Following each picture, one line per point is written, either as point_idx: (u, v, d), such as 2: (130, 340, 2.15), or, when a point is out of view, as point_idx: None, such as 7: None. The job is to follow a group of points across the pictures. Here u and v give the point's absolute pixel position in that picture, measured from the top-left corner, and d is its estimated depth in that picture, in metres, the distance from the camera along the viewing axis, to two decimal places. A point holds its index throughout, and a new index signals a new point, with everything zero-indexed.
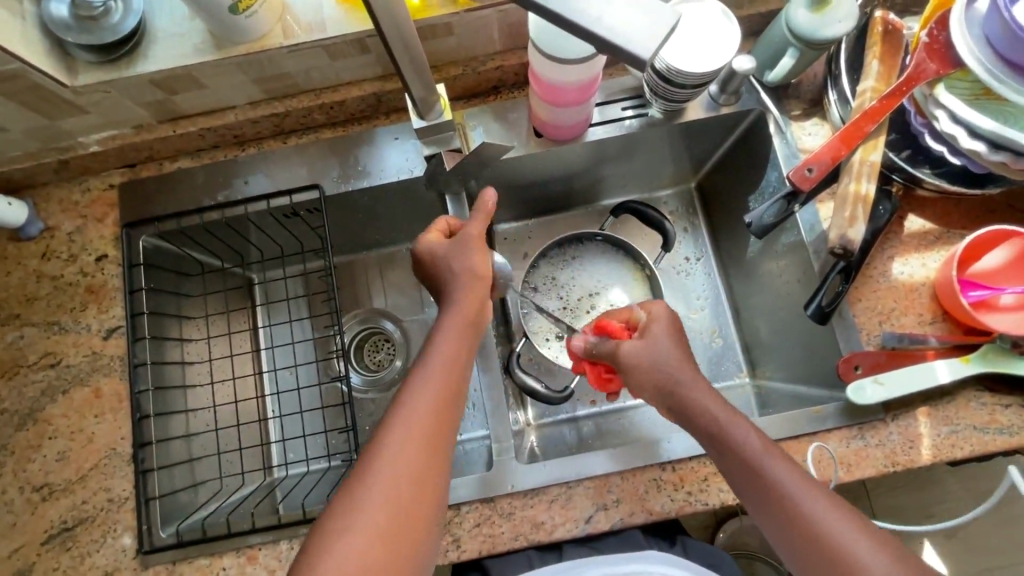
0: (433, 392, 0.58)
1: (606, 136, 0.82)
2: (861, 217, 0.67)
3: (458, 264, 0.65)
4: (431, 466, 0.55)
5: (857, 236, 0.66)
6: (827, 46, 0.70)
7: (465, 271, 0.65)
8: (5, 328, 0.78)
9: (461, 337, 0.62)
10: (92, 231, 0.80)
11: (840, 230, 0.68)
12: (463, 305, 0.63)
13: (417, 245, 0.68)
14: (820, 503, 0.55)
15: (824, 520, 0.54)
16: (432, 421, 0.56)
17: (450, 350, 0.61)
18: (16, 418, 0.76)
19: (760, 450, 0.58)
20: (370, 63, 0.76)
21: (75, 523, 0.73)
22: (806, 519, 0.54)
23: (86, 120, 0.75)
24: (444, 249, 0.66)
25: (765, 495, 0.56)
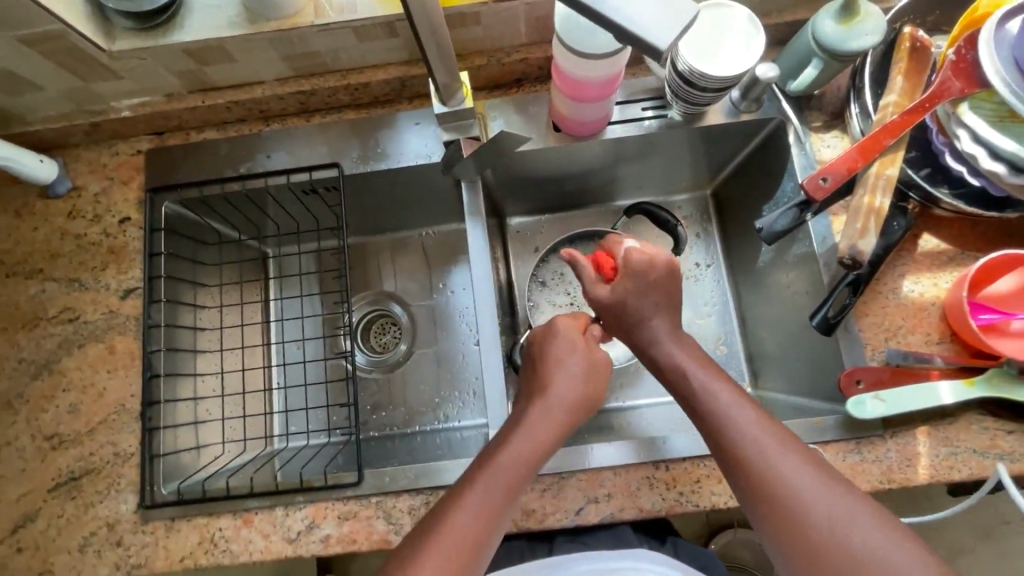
0: (498, 491, 0.61)
1: (625, 135, 0.83)
2: (873, 229, 0.66)
3: (578, 367, 0.70)
4: (477, 560, 0.58)
5: (867, 248, 0.66)
6: (852, 59, 0.70)
7: (568, 382, 0.68)
8: (29, 282, 0.81)
9: (538, 443, 0.64)
10: (118, 194, 0.83)
11: (849, 240, 0.67)
12: (556, 413, 0.66)
13: (556, 321, 0.73)
14: (782, 450, 0.57)
15: (783, 465, 0.56)
16: (488, 515, 0.59)
17: (528, 454, 0.63)
18: (33, 367, 0.78)
19: (726, 399, 0.62)
20: (397, 47, 0.77)
21: (81, 474, 0.75)
22: (767, 464, 0.57)
23: (119, 85, 0.77)
24: (573, 342, 0.71)
25: (760, 469, 0.57)
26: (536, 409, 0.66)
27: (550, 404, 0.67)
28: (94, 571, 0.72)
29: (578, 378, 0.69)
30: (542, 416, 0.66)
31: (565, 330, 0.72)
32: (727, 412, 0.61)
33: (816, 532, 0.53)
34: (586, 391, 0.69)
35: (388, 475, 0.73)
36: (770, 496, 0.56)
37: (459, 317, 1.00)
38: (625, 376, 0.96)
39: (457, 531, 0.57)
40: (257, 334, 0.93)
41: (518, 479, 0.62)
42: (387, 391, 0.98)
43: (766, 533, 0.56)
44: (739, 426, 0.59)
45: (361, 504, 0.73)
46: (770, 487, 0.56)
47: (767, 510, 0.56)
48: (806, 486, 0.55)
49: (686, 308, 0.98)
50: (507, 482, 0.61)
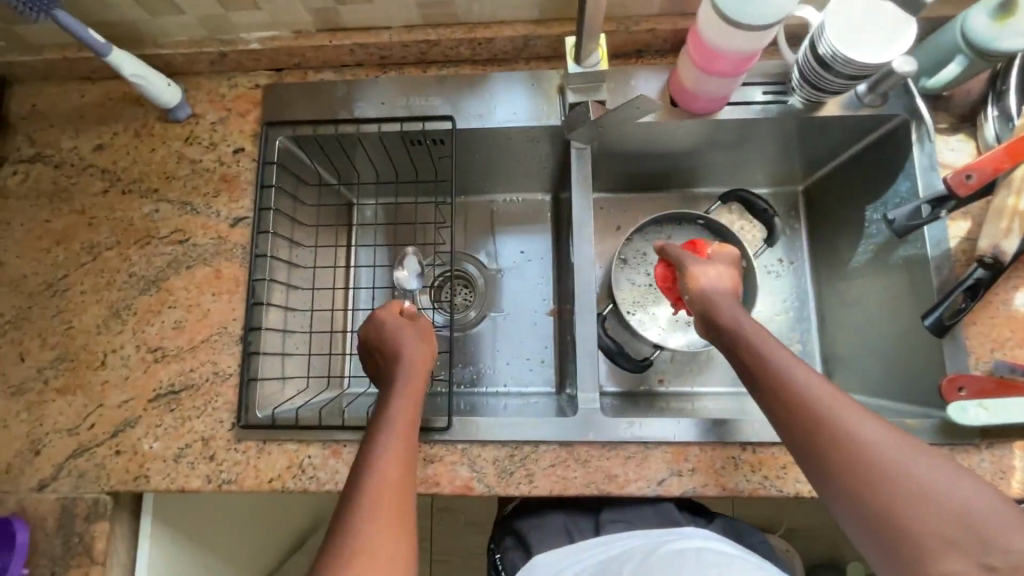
0: (396, 459, 0.60)
1: (735, 117, 0.82)
2: (1018, 230, 0.68)
3: (406, 348, 0.70)
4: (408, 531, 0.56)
5: (1010, 248, 0.67)
6: (999, 59, 0.69)
7: (412, 352, 0.69)
8: (144, 200, 0.84)
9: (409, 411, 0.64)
10: (234, 125, 0.85)
11: (992, 239, 0.69)
12: (416, 378, 0.67)
13: (371, 315, 0.75)
14: (852, 412, 0.55)
15: (857, 426, 0.54)
16: (400, 485, 0.58)
17: (406, 420, 0.63)
18: (142, 282, 0.81)
19: (789, 364, 0.60)
20: (529, 5, 0.77)
21: (180, 388, 0.78)
22: (840, 426, 0.54)
23: (254, 16, 0.78)
24: (388, 324, 0.72)
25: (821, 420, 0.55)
26: (400, 382, 0.67)
27: (410, 370, 0.68)
28: (187, 481, 0.75)
29: (409, 346, 0.70)
30: (400, 382, 0.67)
31: (384, 315, 0.74)
32: (793, 377, 0.59)
33: (900, 492, 0.50)
34: (420, 359, 0.69)
35: (475, 424, 0.75)
36: (846, 459, 0.53)
37: (533, 284, 1.02)
38: (697, 362, 0.97)
39: (371, 509, 0.55)
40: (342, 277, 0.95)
41: (409, 443, 0.62)
42: (457, 349, 0.99)
43: (844, 498, 0.53)
44: (807, 388, 0.57)
45: (447, 450, 0.74)
46: (845, 449, 0.53)
47: (843, 475, 0.53)
48: (884, 448, 0.52)
49: (764, 302, 0.97)
50: (399, 453, 0.60)
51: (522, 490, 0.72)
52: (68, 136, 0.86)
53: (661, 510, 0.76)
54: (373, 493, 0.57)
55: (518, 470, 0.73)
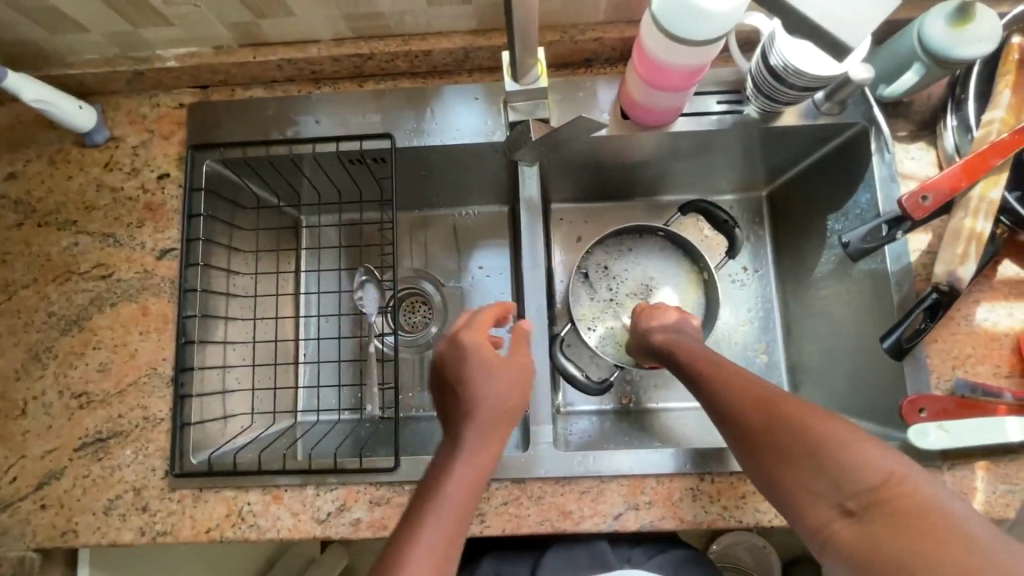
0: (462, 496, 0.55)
1: (690, 129, 0.78)
2: (973, 256, 0.65)
3: (491, 390, 0.61)
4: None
5: (968, 275, 0.65)
6: (957, 67, 0.65)
7: (495, 393, 0.61)
8: (62, 233, 0.78)
9: (484, 445, 0.59)
10: (157, 148, 0.79)
11: (947, 266, 0.67)
12: (492, 421, 0.60)
13: (465, 330, 0.66)
14: (742, 387, 0.59)
15: (741, 400, 0.58)
16: (456, 527, 0.53)
17: (473, 460, 0.57)
18: (62, 322, 0.76)
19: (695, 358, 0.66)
20: (466, 15, 0.72)
21: (108, 435, 0.73)
22: (728, 403, 0.59)
23: (168, 32, 0.72)
24: (481, 356, 0.63)
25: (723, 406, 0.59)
26: (476, 424, 0.60)
27: (486, 410, 0.60)
28: (118, 535, 0.71)
29: (494, 379, 0.62)
30: (480, 415, 0.60)
31: (470, 337, 0.64)
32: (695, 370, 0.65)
33: (777, 452, 0.53)
34: (505, 399, 0.61)
35: (425, 463, 0.71)
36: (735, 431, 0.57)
37: (492, 300, 0.96)
38: (661, 377, 0.93)
39: (425, 545, 0.50)
40: (288, 304, 0.90)
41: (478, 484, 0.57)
42: (412, 370, 0.93)
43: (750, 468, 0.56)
44: (715, 381, 0.61)
45: (395, 491, 0.71)
46: (732, 423, 0.58)
47: (738, 446, 0.57)
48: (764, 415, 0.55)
49: (729, 314, 0.94)
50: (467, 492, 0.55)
51: (474, 530, 0.69)
52: None
53: (593, 549, 0.77)
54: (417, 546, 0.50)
55: None
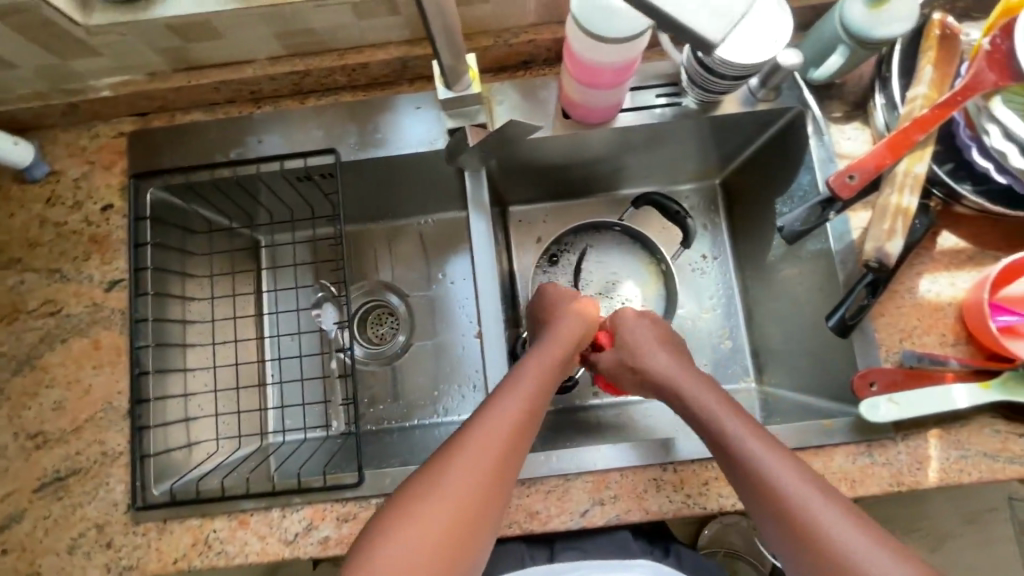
0: (519, 413, 0.60)
1: (637, 123, 0.79)
2: (899, 231, 0.66)
3: (572, 312, 0.74)
4: (510, 468, 0.58)
5: (893, 250, 0.65)
6: (879, 47, 0.67)
7: (570, 319, 0.73)
8: (6, 272, 0.76)
9: (549, 370, 0.66)
10: (99, 179, 0.78)
11: (875, 242, 0.67)
12: (560, 344, 0.70)
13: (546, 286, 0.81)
14: (792, 469, 0.57)
15: (810, 499, 0.54)
16: (520, 420, 0.60)
17: (537, 385, 0.64)
18: (13, 362, 0.74)
19: (744, 431, 0.61)
20: (398, 26, 0.72)
21: (67, 473, 0.72)
22: (791, 495, 0.55)
23: (98, 62, 0.72)
24: (562, 296, 0.77)
25: (759, 485, 0.57)
26: (548, 337, 0.71)
27: (553, 345, 0.69)
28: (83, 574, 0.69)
29: (572, 309, 0.75)
30: (549, 348, 0.68)
31: (553, 289, 0.79)
32: (744, 444, 0.60)
33: (840, 564, 0.50)
34: (579, 322, 0.73)
35: (389, 476, 0.71)
36: (792, 523, 0.54)
37: (458, 306, 0.95)
38: None
39: (496, 423, 0.59)
40: (249, 326, 0.89)
41: (538, 405, 0.62)
42: (384, 383, 0.93)
43: (790, 559, 0.54)
44: (753, 457, 0.58)
45: (361, 505, 0.71)
46: (784, 510, 0.55)
47: (790, 540, 0.54)
48: (835, 524, 0.52)
49: (691, 302, 0.94)
50: (523, 410, 0.61)
51: None
52: None
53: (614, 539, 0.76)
54: (492, 418, 0.59)
55: None
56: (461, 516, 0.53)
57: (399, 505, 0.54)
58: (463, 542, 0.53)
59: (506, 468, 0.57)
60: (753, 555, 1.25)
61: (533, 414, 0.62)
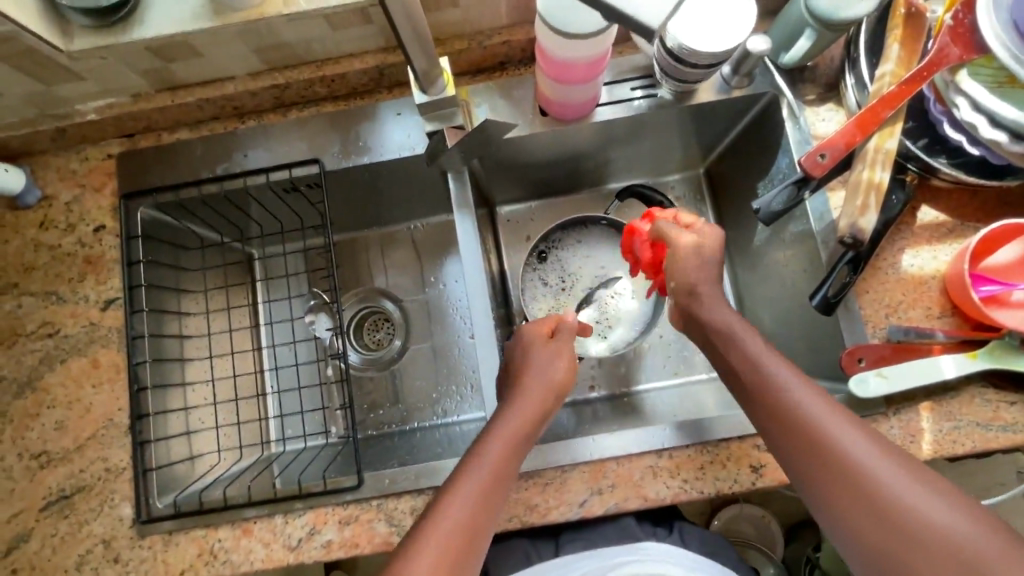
0: (488, 482, 0.59)
1: (614, 117, 0.80)
2: (873, 206, 0.67)
3: (545, 364, 0.69)
4: (483, 537, 0.57)
5: (866, 226, 0.67)
6: (846, 28, 0.68)
7: (543, 374, 0.68)
8: (4, 297, 0.78)
9: (520, 433, 0.63)
10: (90, 201, 0.80)
11: (850, 219, 0.68)
12: (531, 403, 0.65)
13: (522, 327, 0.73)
14: (810, 393, 0.57)
15: (831, 422, 0.55)
16: (489, 488, 0.59)
17: (504, 455, 0.61)
18: (14, 385, 0.76)
19: (766, 360, 0.60)
20: (373, 34, 0.74)
21: (72, 491, 0.73)
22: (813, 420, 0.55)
23: (83, 87, 0.74)
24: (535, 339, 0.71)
25: (779, 409, 0.57)
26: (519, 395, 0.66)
27: (525, 403, 0.65)
28: None
29: (545, 359, 0.69)
30: (519, 407, 0.64)
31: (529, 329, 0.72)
32: (767, 373, 0.59)
33: (857, 481, 0.52)
34: (554, 377, 0.68)
35: (388, 477, 0.72)
36: (813, 444, 0.54)
37: (454, 309, 0.96)
38: (626, 363, 0.92)
39: (467, 492, 0.57)
40: (245, 338, 0.90)
41: (506, 472, 0.60)
42: (384, 388, 0.94)
43: (811, 487, 0.54)
44: (777, 380, 0.58)
45: (362, 508, 0.72)
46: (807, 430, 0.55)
47: (807, 462, 0.55)
48: (854, 447, 0.53)
49: None
50: (487, 481, 0.59)
51: None
52: None
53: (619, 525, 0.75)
54: (462, 486, 0.58)
55: None
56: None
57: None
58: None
59: (475, 538, 0.56)
60: (763, 542, 1.23)
61: (502, 482, 0.60)
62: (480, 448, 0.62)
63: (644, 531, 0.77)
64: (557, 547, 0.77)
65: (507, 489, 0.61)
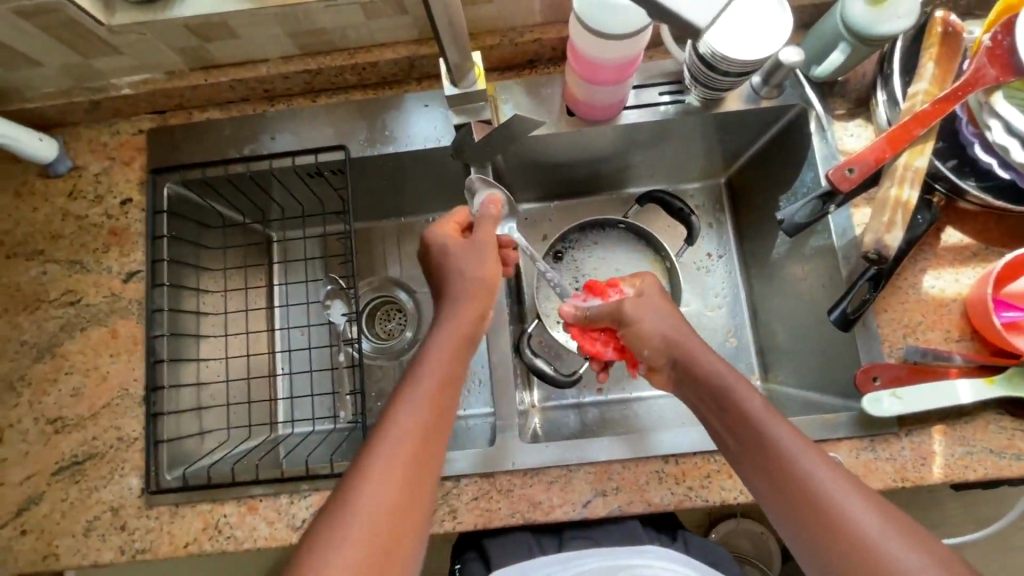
0: (425, 407, 0.56)
1: (640, 121, 0.80)
2: (899, 223, 0.66)
3: (468, 266, 0.66)
4: (428, 467, 0.54)
5: (892, 243, 0.66)
6: (881, 44, 0.68)
7: (473, 274, 0.66)
8: (30, 263, 0.79)
9: (454, 343, 0.62)
10: (119, 174, 0.81)
11: (874, 234, 0.67)
12: (467, 307, 0.64)
13: (431, 232, 0.69)
14: (807, 453, 0.55)
15: (830, 488, 0.52)
16: (428, 416, 0.56)
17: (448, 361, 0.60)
18: (35, 350, 0.77)
19: (764, 416, 0.58)
20: (407, 25, 0.74)
21: (84, 457, 0.75)
22: (803, 472, 0.54)
23: (120, 61, 0.75)
24: (457, 246, 0.67)
25: (772, 467, 0.55)
26: (450, 305, 0.65)
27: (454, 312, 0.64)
28: (98, 555, 0.72)
29: (472, 259, 0.66)
30: (451, 322, 0.63)
31: (444, 232, 0.69)
32: (764, 426, 0.57)
33: (856, 552, 0.49)
34: (484, 274, 0.66)
35: None
36: (809, 509, 0.52)
37: None
38: None
39: (407, 418, 0.55)
40: (261, 318, 0.91)
41: (445, 395, 0.58)
42: (393, 378, 0.94)
43: (796, 536, 0.53)
44: (774, 440, 0.56)
45: None
46: (801, 492, 0.53)
47: (802, 527, 0.52)
48: (845, 502, 0.52)
49: (696, 299, 0.94)
50: (427, 408, 0.56)
51: (447, 527, 0.70)
52: None
53: (625, 528, 0.75)
54: (405, 413, 0.55)
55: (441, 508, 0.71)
56: (390, 519, 0.50)
57: (326, 516, 0.51)
58: (404, 535, 0.51)
59: (430, 447, 0.55)
60: (760, 558, 1.24)
61: (450, 387, 0.59)
62: (417, 372, 0.59)
63: (648, 535, 0.76)
64: (560, 544, 0.75)
65: (447, 414, 0.58)
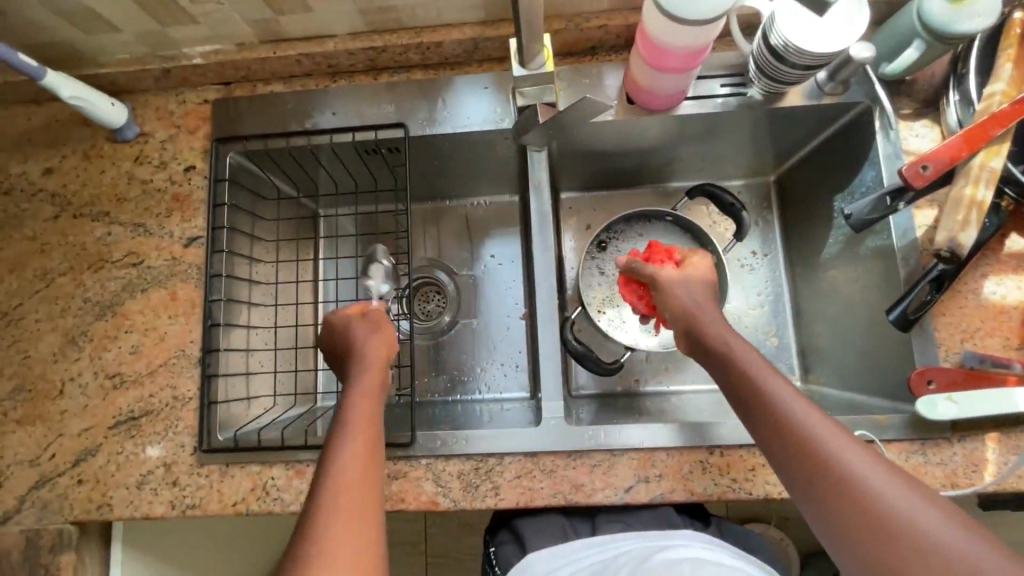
0: (357, 453, 0.54)
1: (695, 111, 0.80)
2: (974, 222, 0.66)
3: (367, 340, 0.66)
4: (375, 507, 0.51)
5: (966, 242, 0.66)
6: (958, 43, 0.67)
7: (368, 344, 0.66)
8: (95, 224, 0.82)
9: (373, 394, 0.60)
10: (184, 142, 0.83)
11: (948, 233, 0.67)
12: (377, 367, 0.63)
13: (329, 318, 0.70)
14: (806, 409, 0.53)
15: (830, 441, 0.50)
16: (365, 458, 0.54)
17: (373, 397, 0.60)
18: (97, 307, 0.80)
19: (765, 374, 0.57)
20: (474, 6, 0.75)
21: (140, 414, 0.77)
22: (801, 424, 0.52)
23: (194, 30, 0.77)
24: (353, 325, 0.68)
25: (772, 422, 0.54)
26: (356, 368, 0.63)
27: (369, 369, 0.63)
28: (150, 508, 0.74)
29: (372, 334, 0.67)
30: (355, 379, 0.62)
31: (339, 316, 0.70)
32: (762, 381, 0.56)
33: (862, 504, 0.46)
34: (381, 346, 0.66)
35: (439, 438, 0.73)
36: (810, 461, 0.50)
37: (503, 288, 0.97)
38: (673, 360, 0.93)
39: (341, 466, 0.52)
40: (308, 290, 0.94)
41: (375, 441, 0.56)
42: (432, 358, 0.95)
43: (804, 498, 0.50)
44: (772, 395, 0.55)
45: (411, 465, 0.73)
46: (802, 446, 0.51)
47: (806, 482, 0.50)
48: (847, 454, 0.49)
49: (738, 297, 0.94)
50: (361, 453, 0.54)
51: (489, 503, 0.71)
52: (17, 160, 0.84)
53: (659, 513, 0.76)
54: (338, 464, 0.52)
55: (483, 483, 0.72)
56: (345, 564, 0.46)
57: None
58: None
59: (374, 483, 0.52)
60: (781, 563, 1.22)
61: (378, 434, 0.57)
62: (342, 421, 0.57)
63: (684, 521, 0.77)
64: (593, 527, 0.76)
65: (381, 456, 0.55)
